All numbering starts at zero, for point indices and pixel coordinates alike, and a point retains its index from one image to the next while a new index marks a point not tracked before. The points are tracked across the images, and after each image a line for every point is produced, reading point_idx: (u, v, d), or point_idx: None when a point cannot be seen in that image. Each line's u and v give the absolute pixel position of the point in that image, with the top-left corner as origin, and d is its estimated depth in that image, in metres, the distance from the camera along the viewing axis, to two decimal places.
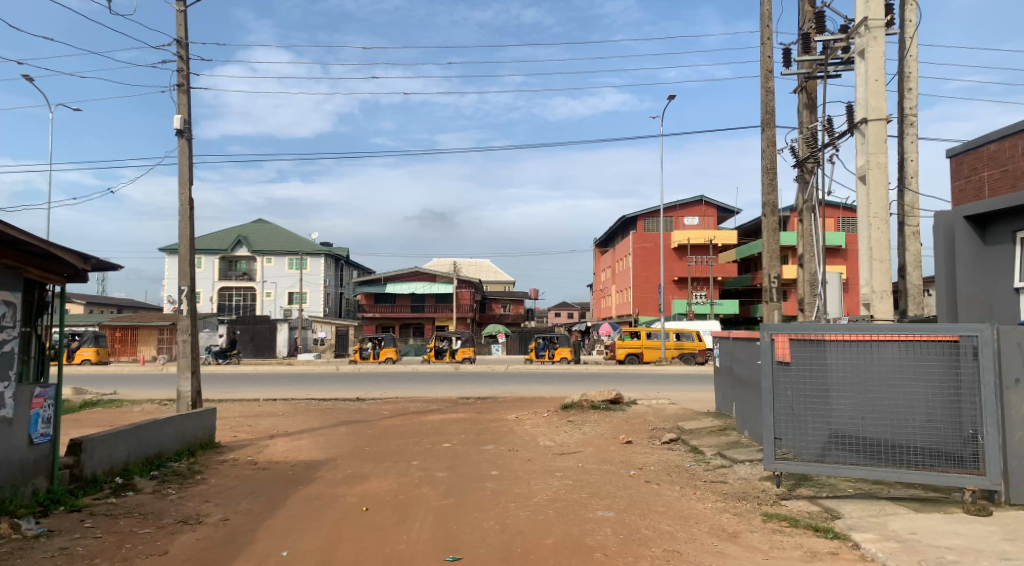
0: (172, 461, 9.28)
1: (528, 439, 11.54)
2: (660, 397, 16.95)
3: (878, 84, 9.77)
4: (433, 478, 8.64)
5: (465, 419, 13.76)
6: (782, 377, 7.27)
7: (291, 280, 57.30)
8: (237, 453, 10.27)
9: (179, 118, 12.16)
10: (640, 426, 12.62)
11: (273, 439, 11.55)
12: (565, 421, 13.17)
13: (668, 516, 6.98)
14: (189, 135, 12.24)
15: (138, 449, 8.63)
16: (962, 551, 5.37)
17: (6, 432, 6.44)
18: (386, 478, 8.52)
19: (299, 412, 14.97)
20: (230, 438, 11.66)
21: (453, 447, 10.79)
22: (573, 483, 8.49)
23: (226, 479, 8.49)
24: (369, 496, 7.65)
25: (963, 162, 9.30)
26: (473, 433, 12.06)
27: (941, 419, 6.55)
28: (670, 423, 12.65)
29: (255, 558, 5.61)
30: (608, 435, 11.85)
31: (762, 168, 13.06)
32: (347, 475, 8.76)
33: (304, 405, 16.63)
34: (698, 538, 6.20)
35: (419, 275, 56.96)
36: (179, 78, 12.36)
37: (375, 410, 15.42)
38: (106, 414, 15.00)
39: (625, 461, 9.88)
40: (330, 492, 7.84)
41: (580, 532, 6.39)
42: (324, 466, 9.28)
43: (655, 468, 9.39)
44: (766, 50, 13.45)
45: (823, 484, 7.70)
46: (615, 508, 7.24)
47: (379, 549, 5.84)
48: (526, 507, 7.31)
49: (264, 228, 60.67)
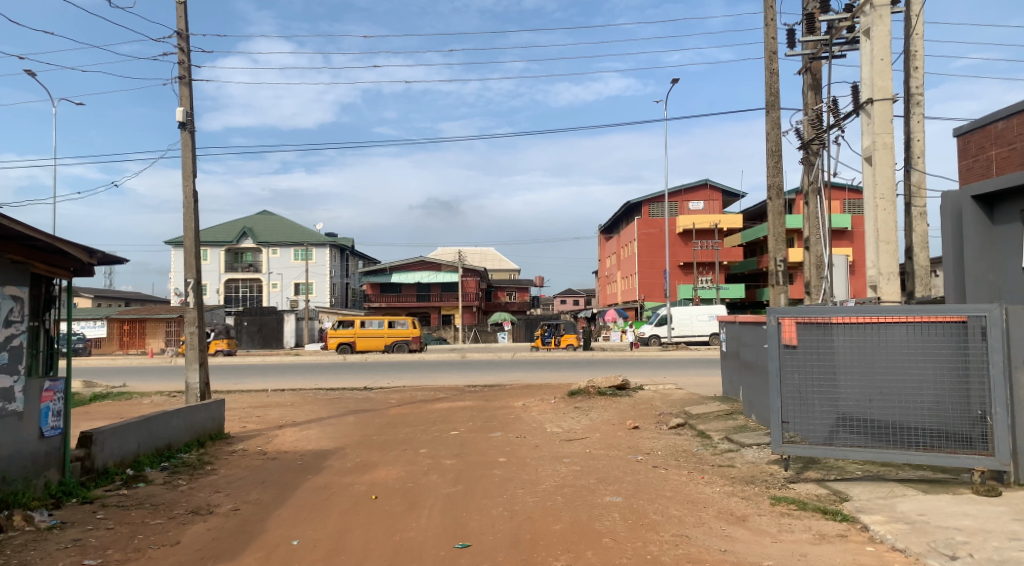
0: (181, 452, 9.35)
1: (535, 425, 11.58)
2: (667, 382, 16.95)
3: (885, 64, 9.66)
4: (442, 465, 8.68)
5: (472, 406, 13.80)
6: (789, 361, 7.24)
7: (297, 271, 57.42)
8: (246, 444, 10.33)
9: (181, 111, 12.14)
10: (647, 411, 12.63)
11: (282, 429, 11.62)
12: (573, 407, 13.19)
13: (677, 500, 7.00)
14: (191, 128, 12.21)
15: (148, 440, 8.69)
16: (971, 532, 5.37)
17: (17, 426, 6.48)
18: (395, 467, 8.56)
19: (307, 402, 15.04)
20: (239, 429, 11.73)
21: (460, 434, 10.82)
22: (581, 469, 8.50)
23: (236, 469, 8.55)
24: (378, 484, 7.69)
25: (970, 141, 9.21)
26: (481, 421, 12.09)
27: (949, 400, 6.53)
28: (678, 408, 12.65)
29: (266, 547, 5.65)
30: (615, 421, 11.87)
31: (766, 151, 12.97)
32: (356, 463, 8.79)
33: (312, 394, 16.70)
34: (707, 522, 6.21)
35: (425, 263, 56.99)
36: (181, 70, 12.31)
37: (382, 399, 15.47)
38: (117, 406, 15.10)
39: (632, 446, 9.90)
40: (339, 481, 7.88)
41: (588, 517, 6.42)
42: (333, 455, 9.33)
43: (662, 453, 9.40)
44: (771, 31, 13.31)
45: (831, 466, 7.72)
46: (623, 493, 7.26)
47: (389, 537, 5.87)
48: (534, 493, 7.33)
49: (270, 220, 60.73)
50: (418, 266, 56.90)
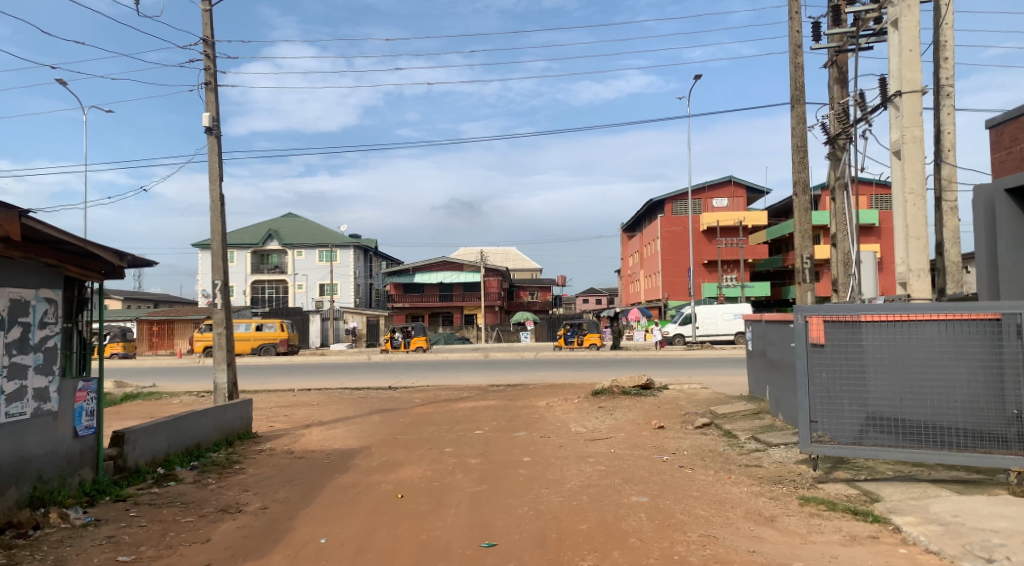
0: (210, 451, 9.49)
1: (559, 425, 11.56)
2: (692, 381, 16.82)
3: (913, 55, 9.46)
4: (466, 465, 8.69)
5: (496, 406, 13.81)
6: (816, 360, 7.13)
7: (322, 272, 57.99)
8: (274, 443, 10.44)
9: (207, 116, 12.31)
10: (671, 411, 12.54)
11: (309, 428, 11.73)
12: (597, 407, 13.14)
13: (703, 500, 6.93)
14: (217, 132, 12.37)
15: (179, 440, 8.83)
16: (1008, 534, 5.23)
17: (51, 426, 6.62)
18: (420, 466, 8.59)
19: (333, 402, 15.18)
20: (267, 428, 11.86)
21: (485, 434, 10.83)
22: (606, 469, 8.46)
23: (265, 468, 8.65)
24: (403, 483, 7.73)
25: (1003, 133, 9.01)
26: (505, 420, 12.09)
27: (984, 400, 6.38)
28: (703, 407, 12.53)
29: (294, 545, 5.71)
30: (639, 420, 11.80)
31: (791, 147, 12.81)
32: (382, 462, 8.85)
33: (338, 394, 16.85)
34: (734, 522, 6.15)
35: (447, 264, 57.19)
36: (207, 75, 12.49)
37: (407, 399, 15.55)
38: (148, 406, 15.37)
39: (658, 446, 9.83)
40: (366, 480, 7.93)
41: (614, 517, 6.38)
42: (359, 454, 9.39)
43: (688, 452, 9.32)
44: (795, 25, 13.12)
45: (860, 467, 7.59)
46: (649, 493, 7.21)
47: (415, 536, 5.89)
48: (560, 493, 7.31)
49: (294, 222, 61.39)
50: (440, 266, 57.11)
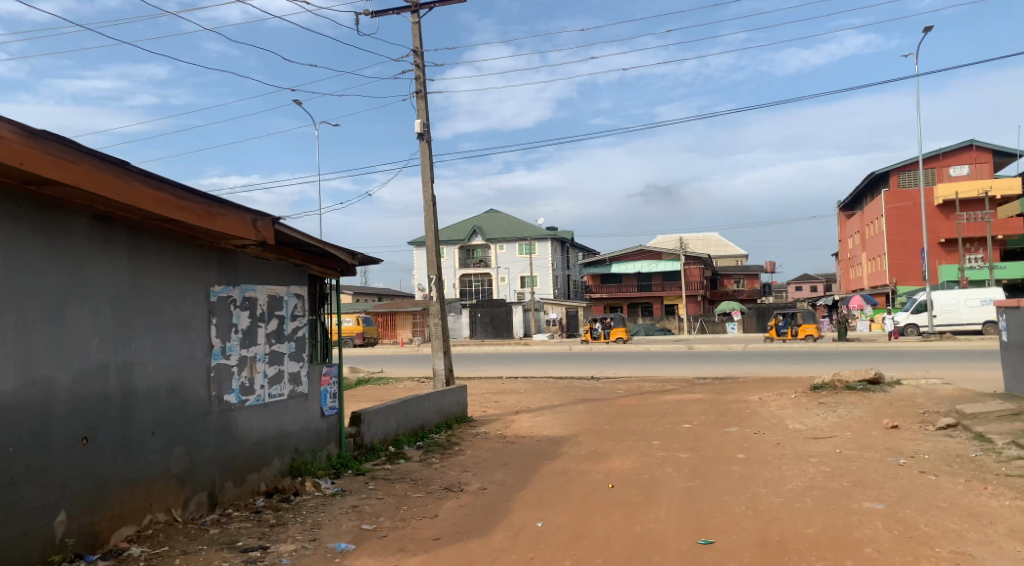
0: (432, 433, 10.25)
1: (775, 421, 10.84)
2: (931, 376, 14.88)
3: None
4: (676, 458, 8.47)
5: (703, 399, 13.32)
6: None
7: (522, 265, 60.22)
8: (488, 428, 11.01)
9: (419, 122, 13.25)
10: (908, 409, 11.19)
11: (518, 415, 12.20)
12: (816, 402, 12.13)
13: (956, 512, 6.07)
14: (428, 137, 13.26)
15: (406, 421, 9.64)
16: None
17: (303, 405, 7.55)
18: (628, 457, 8.53)
19: (539, 390, 15.66)
20: (480, 413, 12.55)
21: (693, 427, 10.48)
22: (832, 470, 7.76)
23: (481, 452, 9.14)
24: (613, 473, 7.73)
25: None
26: (714, 414, 11.61)
27: None
28: (948, 406, 11.01)
29: (513, 526, 5.95)
30: (869, 419, 10.68)
31: None
32: (590, 451, 8.93)
33: (543, 382, 17.36)
34: (998, 541, 5.30)
35: (644, 253, 56.37)
36: (418, 84, 13.43)
37: (610, 389, 15.57)
38: (378, 390, 17.03)
39: (893, 448, 8.81)
40: (576, 468, 8.06)
41: (847, 523, 5.82)
42: (567, 442, 9.57)
43: (931, 457, 8.25)
44: None
45: None
46: (887, 500, 6.48)
47: (629, 527, 5.85)
48: (780, 493, 6.84)
49: (495, 218, 64.31)
50: (638, 255, 56.48)
